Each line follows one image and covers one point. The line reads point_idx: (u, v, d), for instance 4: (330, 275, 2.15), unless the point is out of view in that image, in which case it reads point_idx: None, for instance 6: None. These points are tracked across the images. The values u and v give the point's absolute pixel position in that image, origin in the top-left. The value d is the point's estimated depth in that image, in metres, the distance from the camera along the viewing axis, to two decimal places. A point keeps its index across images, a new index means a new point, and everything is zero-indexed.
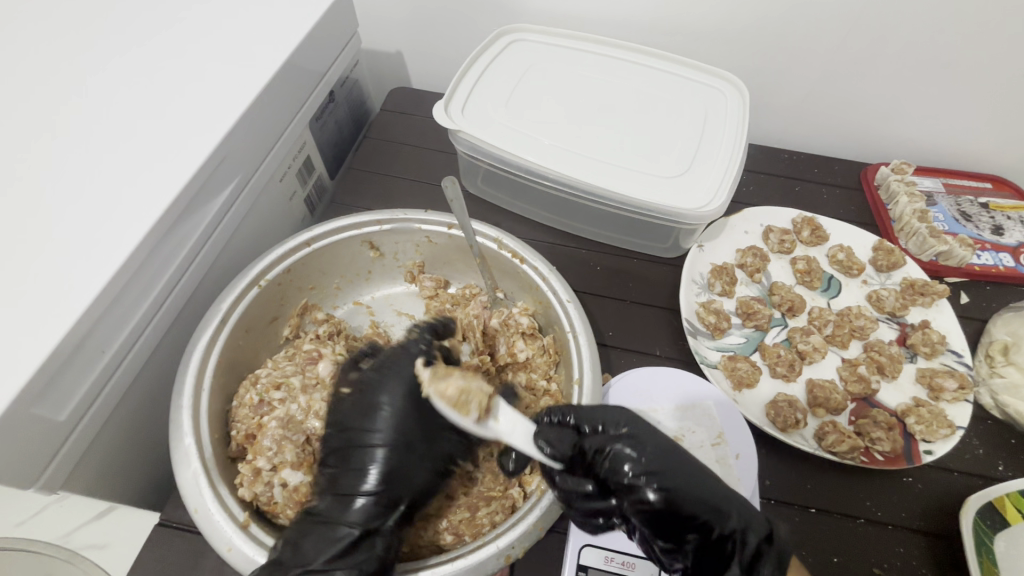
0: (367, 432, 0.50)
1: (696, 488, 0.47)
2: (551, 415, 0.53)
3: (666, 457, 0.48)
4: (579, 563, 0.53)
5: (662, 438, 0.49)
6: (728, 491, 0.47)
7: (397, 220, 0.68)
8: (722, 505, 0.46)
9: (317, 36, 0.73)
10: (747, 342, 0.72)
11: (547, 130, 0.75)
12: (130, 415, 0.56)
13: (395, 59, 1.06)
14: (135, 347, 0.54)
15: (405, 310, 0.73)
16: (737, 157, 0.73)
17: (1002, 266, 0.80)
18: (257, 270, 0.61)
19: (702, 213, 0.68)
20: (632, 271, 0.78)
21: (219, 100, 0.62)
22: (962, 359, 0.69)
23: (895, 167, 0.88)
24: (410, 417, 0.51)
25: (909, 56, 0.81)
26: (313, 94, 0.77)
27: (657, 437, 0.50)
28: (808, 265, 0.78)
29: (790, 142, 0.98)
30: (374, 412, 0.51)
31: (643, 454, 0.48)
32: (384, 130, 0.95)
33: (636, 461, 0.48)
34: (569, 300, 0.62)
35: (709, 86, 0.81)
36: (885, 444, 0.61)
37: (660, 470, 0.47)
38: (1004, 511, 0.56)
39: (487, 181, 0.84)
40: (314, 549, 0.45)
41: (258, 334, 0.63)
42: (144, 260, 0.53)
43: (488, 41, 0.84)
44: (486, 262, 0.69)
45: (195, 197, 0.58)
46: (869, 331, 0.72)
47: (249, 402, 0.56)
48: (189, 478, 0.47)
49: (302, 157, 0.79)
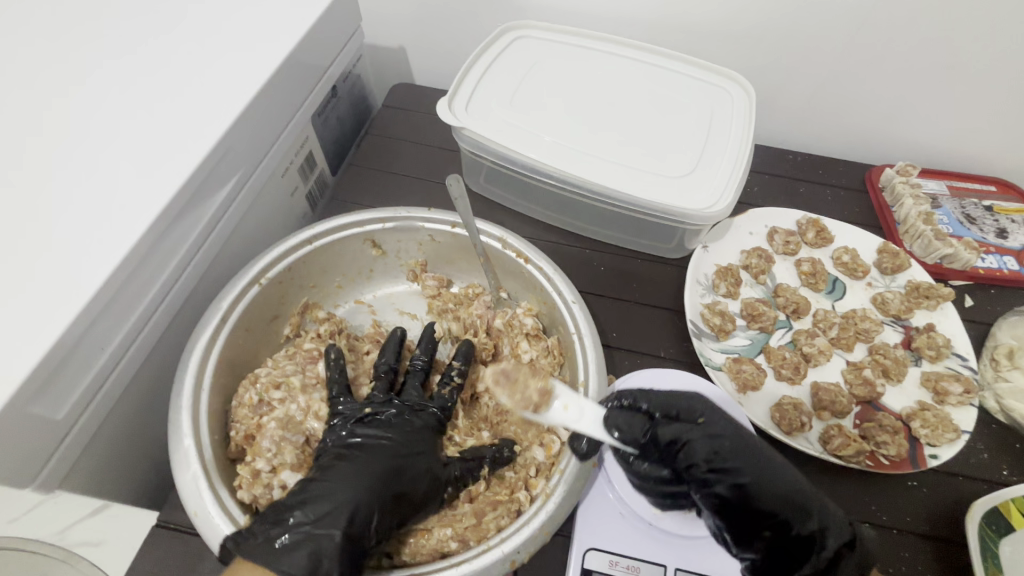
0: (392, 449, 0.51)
1: (774, 479, 0.47)
2: (621, 399, 0.53)
3: (741, 447, 0.48)
4: (583, 567, 0.52)
5: (740, 427, 0.49)
6: (807, 484, 0.48)
7: (399, 219, 0.67)
8: (803, 500, 0.47)
9: (319, 30, 0.72)
10: (752, 344, 0.72)
11: (552, 128, 0.74)
12: (128, 414, 0.55)
13: (397, 55, 1.04)
14: (134, 346, 0.53)
15: (407, 309, 0.71)
16: (743, 158, 0.73)
17: (1006, 270, 0.79)
18: (257, 267, 0.60)
19: (708, 214, 0.68)
20: (636, 272, 0.78)
21: (219, 95, 0.61)
22: (967, 363, 0.69)
23: (900, 169, 0.88)
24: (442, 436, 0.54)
25: (918, 57, 0.80)
26: (315, 89, 0.76)
27: (735, 425, 0.50)
28: (813, 266, 0.77)
29: (796, 143, 0.98)
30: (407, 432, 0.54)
31: (723, 448, 0.48)
32: (387, 127, 0.94)
33: (716, 448, 0.48)
34: (574, 301, 0.61)
35: (716, 86, 0.80)
36: (891, 448, 0.61)
37: (737, 458, 0.48)
38: (1009, 515, 0.56)
39: (490, 180, 0.83)
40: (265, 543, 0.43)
41: (259, 332, 0.62)
42: (144, 255, 0.52)
43: (493, 37, 0.83)
44: (489, 262, 0.68)
45: (196, 192, 0.57)
46: (874, 334, 0.72)
47: (249, 401, 0.54)
48: (188, 480, 0.46)
49: (304, 153, 0.79)
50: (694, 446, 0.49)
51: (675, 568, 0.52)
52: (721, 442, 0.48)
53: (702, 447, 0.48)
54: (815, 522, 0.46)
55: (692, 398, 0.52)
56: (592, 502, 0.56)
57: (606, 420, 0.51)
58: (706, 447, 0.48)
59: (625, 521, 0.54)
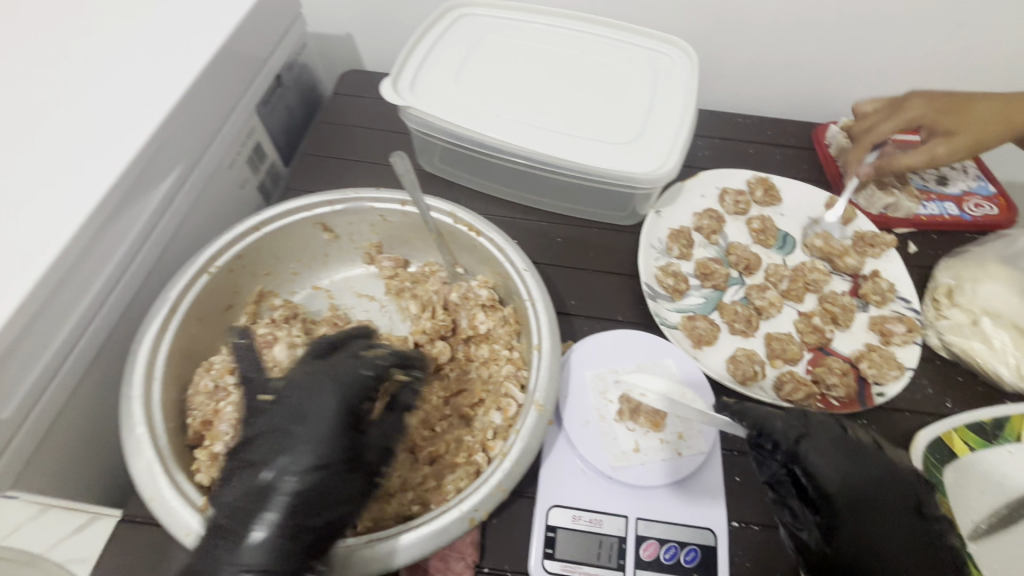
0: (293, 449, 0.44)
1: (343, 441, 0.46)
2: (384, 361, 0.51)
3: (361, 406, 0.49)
4: (548, 524, 0.54)
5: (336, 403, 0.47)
6: (326, 439, 0.45)
7: (349, 200, 0.67)
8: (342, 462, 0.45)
9: (255, 20, 0.71)
10: (706, 302, 0.73)
11: (500, 103, 0.74)
12: (84, 412, 0.55)
13: (345, 42, 1.03)
14: (82, 340, 0.53)
15: (365, 291, 0.72)
16: (687, 120, 0.74)
17: (947, 215, 0.82)
18: (204, 256, 0.59)
19: (655, 176, 0.69)
20: (593, 241, 0.79)
21: (155, 86, 0.60)
22: (910, 305, 0.72)
23: (844, 124, 0.89)
24: (340, 432, 0.46)
25: (848, 16, 0.83)
26: (256, 80, 0.75)
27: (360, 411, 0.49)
28: (762, 224, 0.79)
29: (743, 107, 0.99)
30: (312, 398, 0.47)
31: (349, 397, 0.48)
32: (337, 114, 0.94)
33: (269, 464, 0.44)
34: (526, 269, 0.62)
35: (659, 52, 0.82)
36: (840, 390, 0.64)
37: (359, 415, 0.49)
38: (951, 444, 0.60)
39: (445, 158, 0.83)
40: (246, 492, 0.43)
41: (211, 322, 0.61)
42: (84, 249, 0.51)
43: (435, 16, 0.83)
44: (443, 238, 0.68)
45: (136, 182, 0.56)
46: (822, 284, 0.74)
47: (204, 388, 0.55)
48: (142, 466, 0.46)
49: (251, 143, 0.78)
50: (241, 480, 0.44)
51: (636, 517, 0.54)
52: (245, 486, 0.43)
53: (388, 429, 0.50)
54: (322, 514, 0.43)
55: (353, 379, 0.49)
56: (554, 461, 0.58)
57: (347, 369, 0.49)
58: (270, 482, 0.43)
59: (586, 476, 0.57)
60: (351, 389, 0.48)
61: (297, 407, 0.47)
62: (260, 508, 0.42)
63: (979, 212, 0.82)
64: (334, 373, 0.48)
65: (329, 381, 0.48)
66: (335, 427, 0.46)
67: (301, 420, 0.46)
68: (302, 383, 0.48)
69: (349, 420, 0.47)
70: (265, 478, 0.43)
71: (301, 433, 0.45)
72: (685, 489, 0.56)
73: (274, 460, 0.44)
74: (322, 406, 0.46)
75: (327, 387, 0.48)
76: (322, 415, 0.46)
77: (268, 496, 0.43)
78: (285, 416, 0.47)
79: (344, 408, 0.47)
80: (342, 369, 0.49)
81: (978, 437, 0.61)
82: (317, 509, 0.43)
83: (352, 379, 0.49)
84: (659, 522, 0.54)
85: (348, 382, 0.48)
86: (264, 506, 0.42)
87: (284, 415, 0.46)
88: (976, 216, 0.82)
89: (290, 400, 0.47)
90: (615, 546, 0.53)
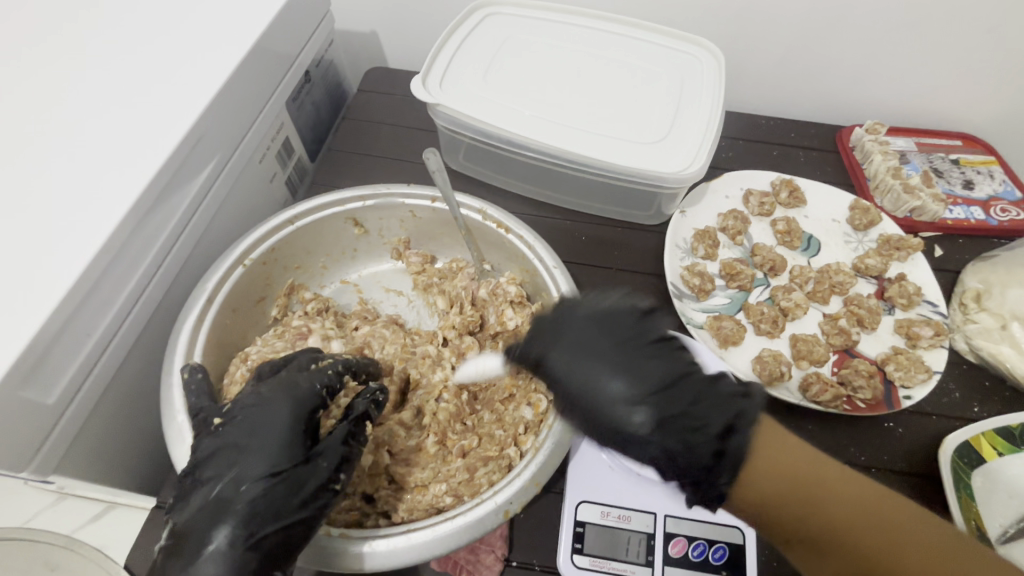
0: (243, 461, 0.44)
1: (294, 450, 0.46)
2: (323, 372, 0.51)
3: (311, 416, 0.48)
4: (576, 520, 0.55)
5: (288, 412, 0.47)
6: (276, 451, 0.45)
7: (380, 196, 0.68)
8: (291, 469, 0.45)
9: (287, 17, 0.72)
10: (731, 303, 0.74)
11: (528, 102, 0.75)
12: (124, 401, 0.56)
13: (370, 39, 1.04)
14: (122, 330, 0.54)
15: (393, 286, 0.73)
16: (715, 120, 0.74)
17: (973, 220, 0.82)
18: (239, 249, 0.60)
19: (683, 176, 0.69)
20: (618, 239, 0.79)
21: (192, 80, 0.61)
22: (936, 309, 0.72)
23: (869, 127, 0.89)
24: (289, 442, 0.46)
25: (877, 19, 0.82)
26: (286, 76, 0.76)
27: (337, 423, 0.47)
28: (787, 225, 0.79)
29: (766, 109, 0.99)
30: (262, 408, 0.47)
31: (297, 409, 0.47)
32: (362, 110, 0.94)
33: (220, 479, 0.44)
34: (556, 266, 0.62)
35: (686, 53, 0.82)
36: (866, 392, 0.64)
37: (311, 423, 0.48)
38: (980, 448, 0.60)
39: (471, 157, 0.83)
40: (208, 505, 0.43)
41: (244, 314, 0.62)
42: (125, 239, 0.52)
43: (463, 15, 0.83)
44: (471, 234, 0.69)
45: (175, 175, 0.57)
46: (848, 286, 0.74)
47: (240, 378, 0.55)
48: (183, 454, 0.47)
49: (280, 139, 0.79)
50: (197, 497, 0.44)
51: (665, 514, 0.55)
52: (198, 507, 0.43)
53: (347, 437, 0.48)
54: (271, 520, 0.43)
55: (312, 390, 0.49)
56: (582, 459, 0.58)
57: (295, 381, 0.49)
58: (226, 495, 0.43)
59: (615, 473, 0.57)
60: (299, 397, 0.48)
61: (246, 422, 0.46)
62: (217, 522, 0.42)
63: (1005, 217, 0.82)
64: (281, 381, 0.49)
65: (281, 394, 0.48)
66: (284, 437, 0.46)
67: (248, 431, 0.46)
68: (259, 395, 0.48)
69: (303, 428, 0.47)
70: (215, 492, 0.43)
71: (264, 443, 0.45)
72: None
73: (219, 472, 0.44)
74: (269, 415, 0.46)
75: (279, 396, 0.48)
76: (269, 427, 0.46)
77: (224, 509, 0.43)
78: (244, 422, 0.46)
79: (294, 417, 0.47)
80: (295, 380, 0.49)
81: (1006, 442, 0.60)
82: (275, 517, 0.43)
83: (303, 390, 0.48)
84: (688, 519, 0.54)
85: (300, 393, 0.48)
86: (226, 516, 0.42)
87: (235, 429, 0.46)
88: (1003, 220, 0.81)
89: (248, 410, 0.47)
90: (643, 542, 0.53)
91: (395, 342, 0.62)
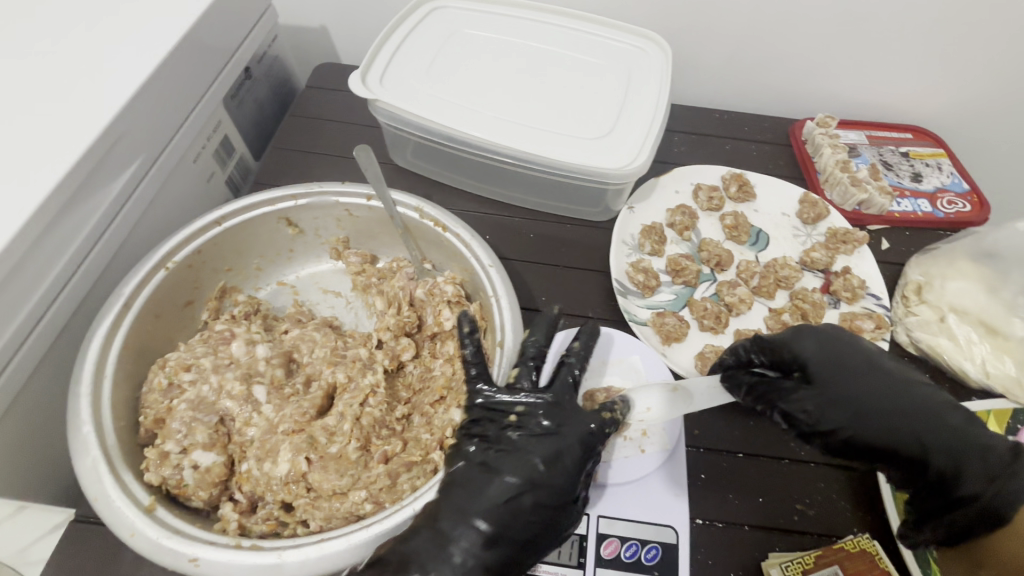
0: (498, 479, 0.48)
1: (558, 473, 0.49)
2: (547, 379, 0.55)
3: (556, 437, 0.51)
4: None
5: (586, 435, 0.51)
6: (536, 475, 0.49)
7: (313, 194, 0.66)
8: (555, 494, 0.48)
9: (221, 11, 0.69)
10: (676, 299, 0.73)
11: (469, 97, 0.73)
12: (33, 410, 0.54)
13: (320, 34, 1.02)
14: (32, 337, 0.52)
15: (331, 287, 0.71)
16: (659, 114, 0.73)
17: (920, 213, 0.82)
18: (162, 252, 0.58)
19: (625, 171, 0.68)
20: (564, 236, 0.78)
21: (112, 75, 0.59)
22: (880, 302, 0.72)
23: (820, 121, 0.89)
24: (568, 470, 0.49)
25: (823, 13, 0.82)
26: (223, 72, 0.74)
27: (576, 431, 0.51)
28: (735, 220, 0.79)
29: (720, 103, 0.99)
30: (557, 441, 0.50)
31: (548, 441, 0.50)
32: (309, 107, 0.92)
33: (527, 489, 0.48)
34: (492, 265, 0.61)
35: (633, 47, 0.81)
36: None
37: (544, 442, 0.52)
38: None
39: (416, 153, 0.82)
40: (454, 509, 0.47)
41: (170, 318, 0.60)
42: (35, 242, 0.50)
43: (408, 9, 0.82)
44: (410, 233, 0.68)
45: (90, 174, 0.55)
46: (793, 280, 0.74)
47: (158, 386, 0.54)
48: (87, 466, 0.45)
49: (218, 137, 0.76)
50: (437, 514, 0.47)
51: (598, 515, 0.55)
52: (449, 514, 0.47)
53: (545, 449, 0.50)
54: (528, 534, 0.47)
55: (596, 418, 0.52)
56: None
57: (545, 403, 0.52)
58: (511, 504, 0.47)
59: None
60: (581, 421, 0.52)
61: (510, 449, 0.50)
62: (461, 534, 0.46)
63: (951, 209, 0.82)
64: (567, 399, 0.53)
65: (581, 418, 0.52)
66: (574, 465, 0.49)
67: (512, 454, 0.50)
68: (557, 416, 0.52)
69: (575, 456, 0.50)
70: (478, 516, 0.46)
71: (538, 468, 0.49)
72: (648, 487, 0.56)
73: (510, 476, 0.49)
74: (565, 441, 0.50)
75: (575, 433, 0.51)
76: (535, 456, 0.49)
77: (471, 526, 0.46)
78: (539, 446, 0.50)
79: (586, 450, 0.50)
80: (584, 416, 0.52)
81: None
82: (525, 534, 0.47)
83: (578, 417, 0.52)
84: (621, 520, 0.54)
85: (585, 432, 0.51)
86: (479, 519, 0.46)
87: (510, 454, 0.49)
88: (950, 213, 0.82)
89: (550, 431, 0.51)
90: (575, 544, 0.53)
91: (325, 344, 0.60)
